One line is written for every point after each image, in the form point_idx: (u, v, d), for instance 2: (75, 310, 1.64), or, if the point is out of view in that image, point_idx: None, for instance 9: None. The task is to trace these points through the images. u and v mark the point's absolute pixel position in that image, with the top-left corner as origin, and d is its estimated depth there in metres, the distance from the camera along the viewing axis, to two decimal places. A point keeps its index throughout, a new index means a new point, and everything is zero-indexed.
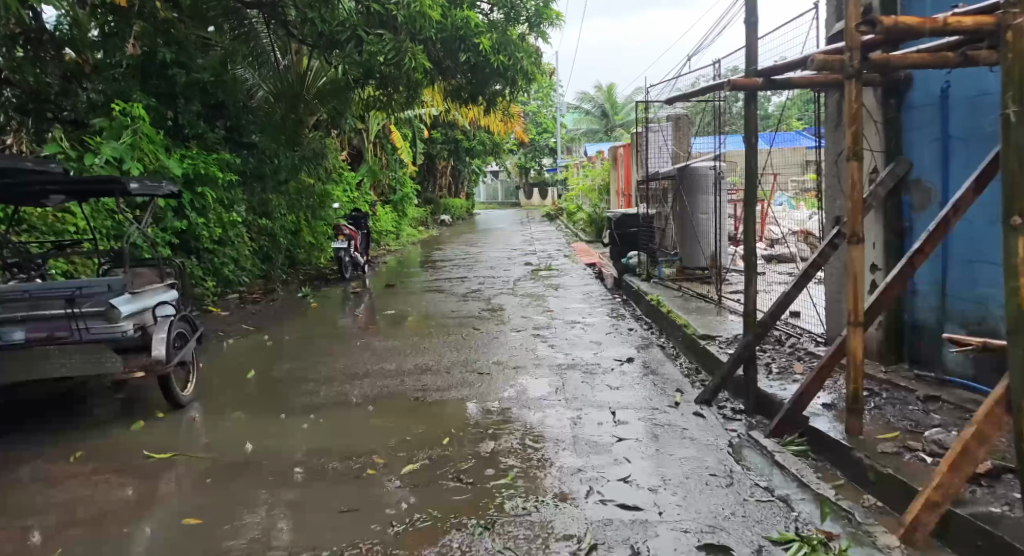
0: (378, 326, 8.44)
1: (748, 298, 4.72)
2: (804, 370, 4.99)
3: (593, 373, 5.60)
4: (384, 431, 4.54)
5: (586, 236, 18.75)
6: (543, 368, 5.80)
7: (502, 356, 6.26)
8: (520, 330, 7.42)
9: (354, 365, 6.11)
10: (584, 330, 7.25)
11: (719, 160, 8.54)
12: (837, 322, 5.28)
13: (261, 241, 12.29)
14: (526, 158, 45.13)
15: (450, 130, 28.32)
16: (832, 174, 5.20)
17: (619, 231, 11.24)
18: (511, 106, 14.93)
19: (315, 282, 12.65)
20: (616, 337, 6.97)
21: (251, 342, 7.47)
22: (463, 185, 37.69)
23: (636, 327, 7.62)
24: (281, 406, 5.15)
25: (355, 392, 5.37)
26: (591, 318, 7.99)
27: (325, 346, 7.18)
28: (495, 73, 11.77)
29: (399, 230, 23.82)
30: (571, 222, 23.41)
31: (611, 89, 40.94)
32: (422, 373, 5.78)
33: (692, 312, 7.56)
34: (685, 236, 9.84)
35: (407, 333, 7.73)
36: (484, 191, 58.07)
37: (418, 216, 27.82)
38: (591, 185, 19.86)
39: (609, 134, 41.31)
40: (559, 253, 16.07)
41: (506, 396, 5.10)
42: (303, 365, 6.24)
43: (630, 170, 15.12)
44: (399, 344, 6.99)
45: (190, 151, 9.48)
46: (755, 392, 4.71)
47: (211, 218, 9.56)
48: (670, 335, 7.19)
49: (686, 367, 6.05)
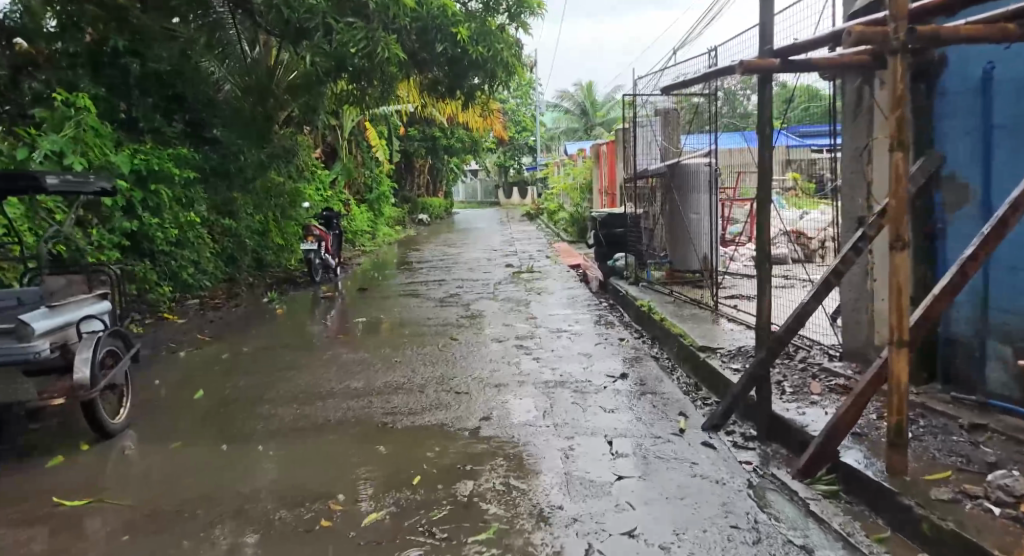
0: (347, 335, 7.80)
1: (762, 310, 4.15)
2: (822, 390, 4.43)
3: (584, 392, 5.00)
4: (345, 467, 3.92)
5: (568, 236, 18.21)
6: (528, 386, 5.20)
7: (483, 371, 5.65)
8: (501, 340, 6.81)
9: (317, 382, 5.47)
10: (572, 341, 6.66)
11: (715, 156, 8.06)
12: (856, 335, 4.73)
13: (225, 242, 11.58)
14: (505, 157, 44.62)
15: (428, 128, 27.68)
16: (851, 169, 4.65)
17: (605, 231, 10.66)
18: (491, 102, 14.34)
19: (283, 286, 11.96)
20: (607, 348, 6.39)
21: (204, 354, 6.80)
22: (441, 183, 37.02)
23: (627, 336, 7.05)
24: (230, 434, 4.50)
25: (316, 416, 4.74)
26: (578, 326, 7.41)
27: (287, 358, 6.53)
28: (473, 66, 11.19)
29: (375, 230, 23.14)
30: (552, 222, 22.87)
31: (590, 87, 40.50)
32: (391, 393, 5.14)
33: (687, 320, 7.01)
34: (675, 237, 9.33)
35: (377, 343, 7.09)
36: (463, 190, 57.35)
37: (395, 216, 27.11)
38: (573, 184, 19.30)
39: (589, 132, 40.88)
40: (540, 254, 15.49)
41: (487, 421, 4.48)
42: (258, 382, 5.58)
43: (614, 168, 14.58)
44: (367, 357, 6.36)
45: (143, 146, 8.78)
46: (769, 416, 4.14)
47: (167, 218, 8.87)
48: (665, 346, 6.62)
49: (684, 383, 5.48)
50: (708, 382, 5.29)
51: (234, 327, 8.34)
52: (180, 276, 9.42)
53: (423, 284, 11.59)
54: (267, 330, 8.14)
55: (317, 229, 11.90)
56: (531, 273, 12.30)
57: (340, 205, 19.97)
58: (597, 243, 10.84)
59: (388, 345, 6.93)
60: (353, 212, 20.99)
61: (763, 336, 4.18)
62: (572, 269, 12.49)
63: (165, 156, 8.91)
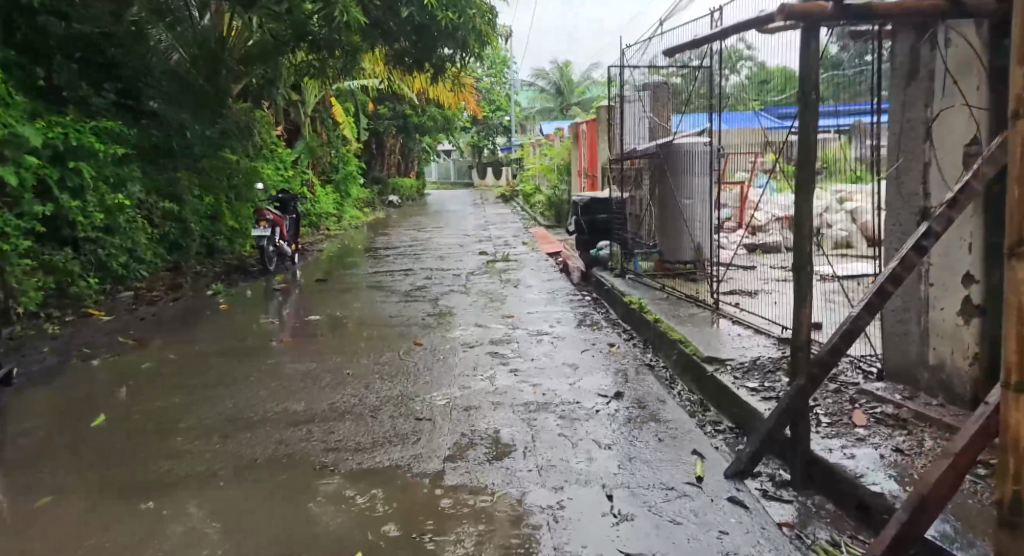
0: (295, 335, 6.84)
1: (800, 325, 3.25)
2: (867, 421, 3.54)
3: (572, 418, 4.11)
4: (264, 535, 2.99)
5: (544, 220, 17.33)
6: (505, 410, 4.31)
7: (449, 388, 4.75)
8: (473, 346, 5.90)
9: (247, 406, 4.51)
10: (554, 347, 5.77)
11: (716, 137, 7.37)
12: (905, 350, 3.85)
13: (168, 227, 10.53)
14: (479, 137, 43.61)
15: (398, 105, 26.56)
16: (905, 149, 3.76)
17: (587, 217, 9.72)
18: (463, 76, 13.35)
19: (233, 276, 10.91)
20: (596, 357, 5.51)
21: (123, 361, 5.82)
22: (413, 164, 35.91)
23: (615, 341, 6.18)
24: (123, 481, 3.54)
25: (239, 452, 3.80)
26: (559, 328, 6.52)
27: (218, 366, 5.57)
28: (443, 35, 10.21)
29: (342, 212, 22.08)
30: (529, 205, 21.98)
31: (566, 66, 39.58)
32: (335, 420, 4.20)
33: (684, 320, 6.13)
34: (665, 224, 8.55)
35: (327, 348, 6.14)
36: (435, 171, 56.09)
37: (364, 198, 26.00)
38: (550, 165, 18.40)
39: (565, 112, 40.01)
40: (515, 240, 14.60)
41: (454, 463, 3.57)
42: (176, 404, 4.61)
43: (595, 147, 13.69)
44: (313, 368, 5.41)
45: (60, 117, 7.87)
46: (808, 459, 3.26)
47: (91, 201, 7.95)
48: (660, 353, 5.76)
49: (689, 404, 4.60)
50: (718, 403, 4.42)
51: (168, 326, 7.35)
52: (109, 264, 8.52)
53: (389, 274, 10.64)
54: (206, 330, 7.16)
55: (270, 215, 10.87)
56: (506, 261, 11.42)
57: (304, 186, 18.89)
58: (578, 229, 9.95)
59: (340, 351, 5.99)
60: (318, 193, 19.93)
61: (801, 359, 3.28)
62: (550, 257, 11.59)
63: (86, 129, 8.02)
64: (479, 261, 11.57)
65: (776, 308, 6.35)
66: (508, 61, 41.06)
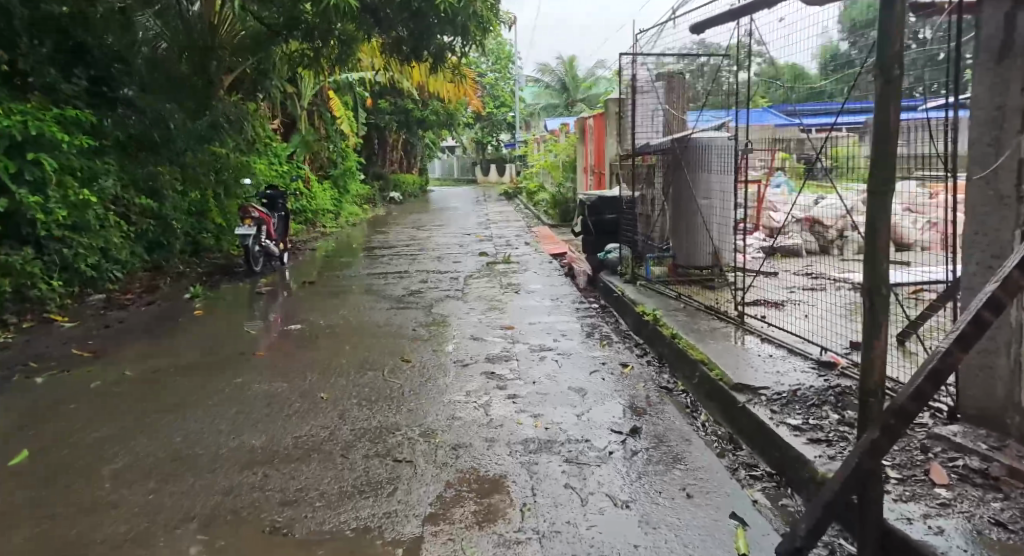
0: (270, 345, 6.18)
1: (871, 365, 2.57)
2: (950, 479, 2.84)
3: (580, 463, 3.45)
4: None
5: (549, 219, 16.64)
6: (501, 449, 3.64)
7: (436, 420, 4.08)
8: (466, 365, 5.23)
9: (197, 439, 3.85)
10: (558, 367, 5.09)
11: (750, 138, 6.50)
12: (988, 388, 3.13)
13: (146, 224, 9.89)
14: (483, 133, 42.99)
15: (399, 100, 25.92)
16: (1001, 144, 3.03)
17: (594, 218, 9.13)
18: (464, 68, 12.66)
19: (216, 277, 10.23)
20: (606, 379, 4.83)
21: (71, 377, 5.16)
22: (414, 159, 35.24)
23: (626, 359, 5.50)
24: (26, 544, 2.88)
25: (174, 505, 3.12)
26: (564, 342, 5.85)
27: (176, 385, 4.91)
28: (443, 21, 9.54)
29: (340, 209, 21.42)
30: (533, 203, 21.30)
31: (572, 62, 38.90)
32: (297, 461, 3.53)
33: (704, 336, 5.45)
34: (678, 225, 7.83)
35: (302, 363, 5.48)
36: (438, 167, 55.33)
37: (364, 194, 25.37)
38: (555, 161, 17.71)
39: (570, 109, 39.35)
40: (518, 240, 13.93)
41: (436, 526, 2.90)
42: (116, 437, 3.95)
43: (602, 141, 13.00)
44: (282, 390, 4.74)
45: (23, 104, 7.28)
46: (882, 532, 2.58)
47: (54, 196, 7.37)
48: (679, 375, 5.07)
49: (718, 441, 3.92)
50: (752, 442, 3.74)
51: (134, 334, 6.70)
52: (76, 265, 7.91)
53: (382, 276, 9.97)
54: (173, 339, 6.50)
55: (256, 212, 10.23)
56: (508, 263, 10.75)
57: (300, 182, 18.24)
58: (583, 231, 9.27)
59: (317, 367, 5.33)
60: (315, 189, 19.29)
61: (872, 407, 2.60)
62: (555, 259, 10.92)
63: (50, 118, 7.41)
64: (479, 262, 10.89)
65: (806, 322, 5.64)
66: (513, 56, 40.41)
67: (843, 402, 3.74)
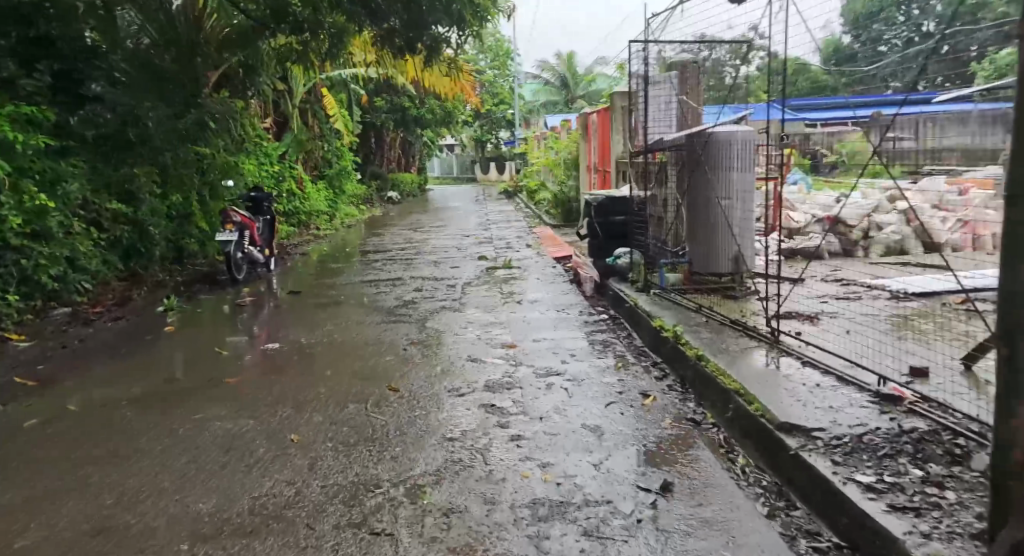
0: (243, 367, 5.51)
1: None
2: None
3: (602, 537, 2.80)
4: None
5: (552, 219, 15.97)
6: (503, 515, 2.98)
7: (425, 472, 3.41)
8: (463, 395, 4.55)
9: (132, 503, 3.19)
10: (568, 397, 4.42)
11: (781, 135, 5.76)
12: None
13: (119, 231, 9.26)
14: (482, 130, 42.23)
15: (396, 97, 25.21)
16: None
17: (602, 219, 8.44)
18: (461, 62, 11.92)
19: (197, 286, 9.57)
20: (625, 413, 4.14)
21: (8, 412, 4.51)
22: (412, 158, 34.53)
23: (646, 385, 4.80)
24: None
25: None
26: (573, 365, 5.15)
27: (125, 423, 4.24)
28: (436, 9, 8.85)
29: (335, 210, 20.74)
30: (534, 203, 20.58)
31: (572, 58, 38.28)
32: (251, 534, 2.88)
33: (734, 357, 4.75)
34: (696, 229, 7.13)
35: (275, 391, 4.82)
36: (437, 166, 54.63)
37: (360, 195, 24.66)
38: (557, 159, 17.02)
39: (571, 106, 38.63)
40: (519, 242, 13.24)
41: None
42: (39, 498, 3.30)
43: (607, 138, 12.29)
44: (247, 429, 4.07)
45: None
46: None
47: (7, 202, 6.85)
48: (708, 405, 4.38)
49: (767, 496, 3.25)
50: (809, 500, 3.06)
51: (94, 355, 6.04)
52: (35, 277, 7.35)
53: (374, 284, 9.29)
54: (136, 360, 5.84)
55: (238, 217, 9.47)
56: (508, 268, 10.05)
57: (291, 182, 17.54)
58: (589, 234, 8.57)
59: (291, 398, 4.67)
60: (308, 190, 18.58)
61: None
62: (559, 264, 10.22)
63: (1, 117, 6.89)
64: (478, 268, 10.20)
65: (848, 338, 4.95)
66: (512, 53, 39.68)
67: (923, 453, 3.05)
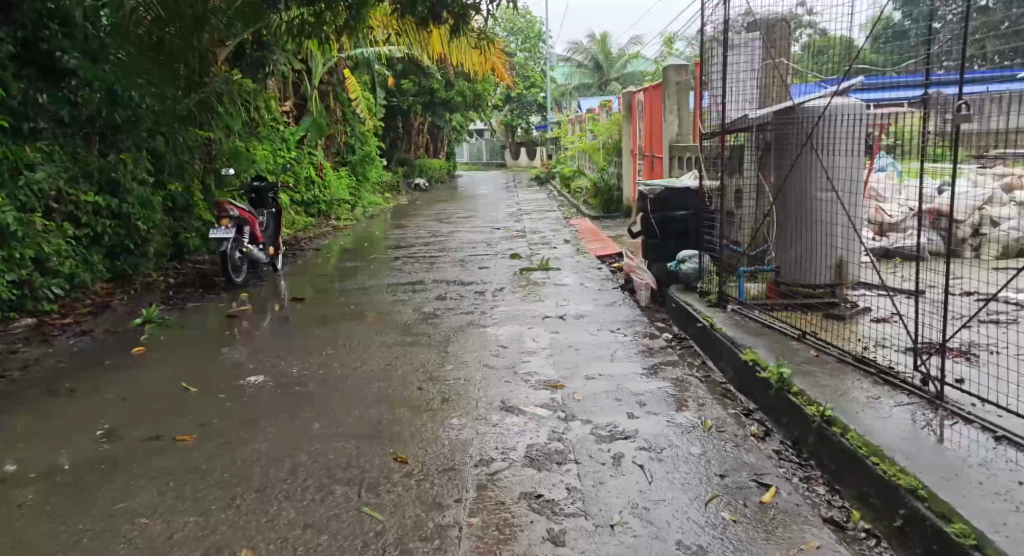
0: (209, 411, 4.25)
1: None
2: None
3: None
4: None
5: (591, 210, 14.62)
6: None
7: None
8: (497, 476, 3.25)
9: None
10: (647, 485, 3.10)
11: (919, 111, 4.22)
12: None
13: (104, 228, 7.99)
14: (513, 115, 40.83)
15: (424, 80, 23.85)
16: None
17: (659, 215, 7.06)
18: (493, 36, 10.48)
19: (190, 288, 8.37)
20: (737, 518, 2.83)
21: None
22: (440, 143, 33.23)
23: (752, 459, 3.44)
24: None
25: None
26: (644, 421, 3.82)
27: (16, 520, 2.99)
28: None
29: (359, 199, 19.52)
30: (568, 191, 19.23)
31: (605, 39, 36.76)
32: None
33: (882, 419, 3.35)
34: (788, 228, 5.75)
35: (239, 459, 3.54)
36: (467, 152, 53.32)
37: (386, 182, 23.45)
38: (597, 144, 15.63)
39: (605, 88, 37.08)
40: (556, 236, 11.89)
41: None
42: None
43: (658, 120, 10.89)
44: (180, 537, 2.81)
45: None
46: None
47: None
48: (853, 499, 3.02)
49: None
50: None
51: (35, 388, 4.82)
52: None
53: (391, 289, 8.00)
54: (81, 396, 4.61)
55: (236, 211, 8.19)
56: (545, 270, 8.70)
57: (310, 169, 16.33)
58: (644, 232, 7.21)
59: (258, 471, 3.39)
60: (328, 177, 17.34)
61: None
62: (604, 265, 8.83)
63: None
64: (511, 269, 8.86)
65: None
66: (544, 35, 38.16)
67: None
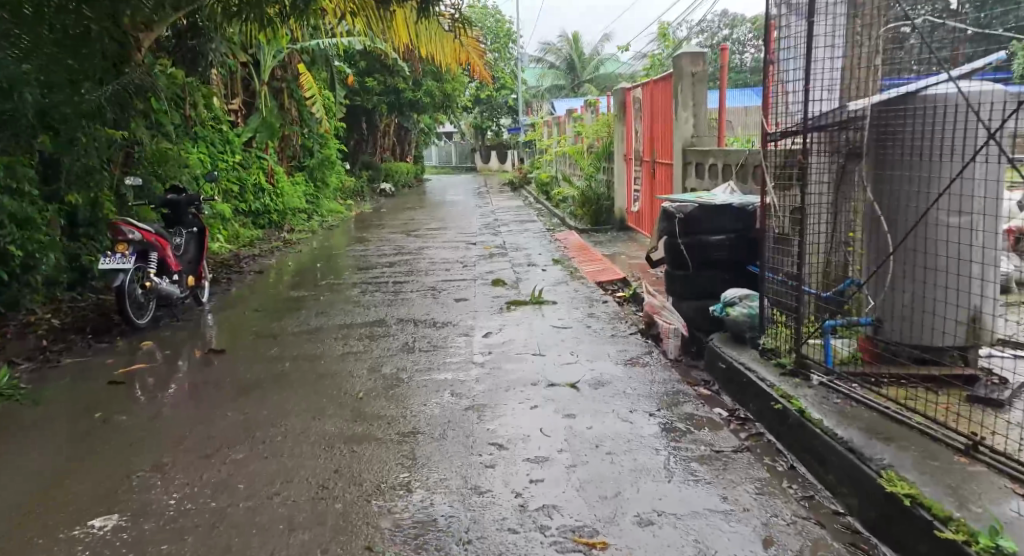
0: None
1: None
2: None
3: None
4: None
5: (577, 221, 12.90)
6: None
7: None
8: None
9: None
10: None
11: None
12: None
13: None
14: (481, 117, 39.01)
15: (390, 77, 21.87)
16: None
17: (687, 238, 5.36)
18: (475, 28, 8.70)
19: (81, 331, 6.48)
20: None
21: None
22: (405, 146, 31.23)
23: None
24: None
25: None
26: None
27: None
28: None
29: (316, 207, 17.60)
30: (547, 199, 17.51)
31: (578, 39, 35.14)
32: None
33: None
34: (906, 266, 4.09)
35: None
36: (436, 154, 51.29)
37: (347, 188, 21.47)
38: (583, 147, 13.90)
39: (577, 91, 35.46)
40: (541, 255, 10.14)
41: None
42: None
43: (666, 121, 9.20)
44: None
45: None
46: None
47: None
48: None
49: None
50: None
51: None
52: None
53: (343, 335, 6.19)
54: None
55: (137, 234, 6.32)
56: (536, 305, 6.93)
57: (258, 174, 14.38)
58: (669, 261, 5.51)
59: None
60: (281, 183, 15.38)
61: None
62: (608, 297, 7.10)
63: None
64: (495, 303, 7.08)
65: None
66: (515, 34, 36.30)
67: None
